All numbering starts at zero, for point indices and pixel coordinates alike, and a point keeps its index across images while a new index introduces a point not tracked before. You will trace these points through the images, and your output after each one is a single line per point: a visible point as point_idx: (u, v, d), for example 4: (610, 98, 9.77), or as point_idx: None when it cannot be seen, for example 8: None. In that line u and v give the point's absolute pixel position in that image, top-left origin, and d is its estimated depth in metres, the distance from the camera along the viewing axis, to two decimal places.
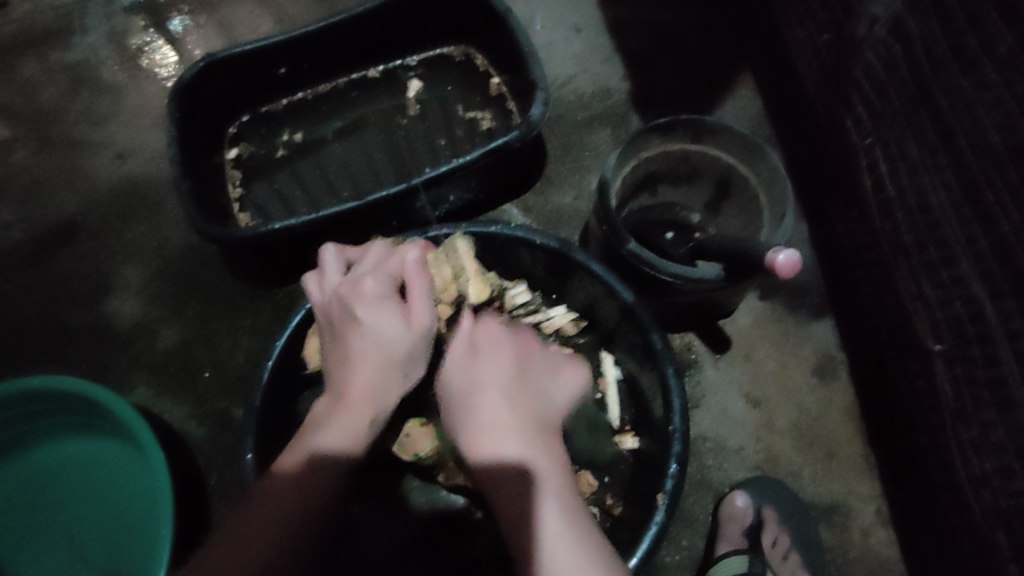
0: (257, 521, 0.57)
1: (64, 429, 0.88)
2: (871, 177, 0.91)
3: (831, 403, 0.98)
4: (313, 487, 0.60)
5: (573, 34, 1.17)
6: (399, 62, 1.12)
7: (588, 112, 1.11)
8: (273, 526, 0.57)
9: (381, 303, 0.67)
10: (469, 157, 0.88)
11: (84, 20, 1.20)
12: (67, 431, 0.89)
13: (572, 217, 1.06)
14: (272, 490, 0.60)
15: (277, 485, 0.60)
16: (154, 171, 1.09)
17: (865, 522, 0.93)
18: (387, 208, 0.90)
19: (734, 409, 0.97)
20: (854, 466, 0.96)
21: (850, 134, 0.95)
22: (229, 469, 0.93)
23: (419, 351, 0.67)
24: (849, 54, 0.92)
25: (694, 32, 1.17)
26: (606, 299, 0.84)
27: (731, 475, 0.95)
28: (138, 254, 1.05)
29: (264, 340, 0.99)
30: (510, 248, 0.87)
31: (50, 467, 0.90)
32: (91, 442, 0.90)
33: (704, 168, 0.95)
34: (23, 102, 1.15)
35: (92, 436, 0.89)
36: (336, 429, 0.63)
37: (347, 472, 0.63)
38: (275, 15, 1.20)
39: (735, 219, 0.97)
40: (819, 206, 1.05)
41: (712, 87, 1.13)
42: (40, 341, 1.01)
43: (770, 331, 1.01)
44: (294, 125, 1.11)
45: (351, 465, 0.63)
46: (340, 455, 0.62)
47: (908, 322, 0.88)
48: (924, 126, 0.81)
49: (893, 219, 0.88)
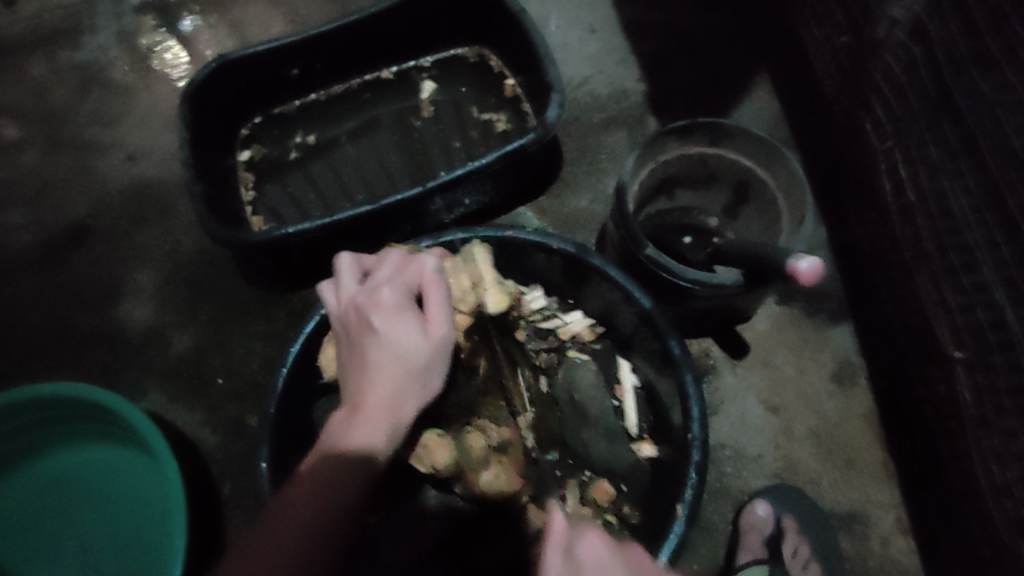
0: (273, 537, 0.58)
1: (75, 435, 0.88)
2: (893, 182, 0.90)
3: (851, 410, 0.97)
4: (329, 502, 0.60)
5: (588, 34, 1.16)
6: (413, 63, 1.11)
7: (604, 114, 1.10)
8: (287, 541, 0.57)
9: (399, 312, 0.66)
10: (485, 161, 0.86)
11: (94, 20, 1.19)
12: (79, 437, 0.88)
13: (589, 220, 1.04)
14: (288, 504, 0.60)
15: (293, 498, 0.60)
16: (165, 173, 1.08)
17: (885, 531, 0.92)
18: (403, 213, 0.89)
19: (753, 416, 0.96)
20: (874, 474, 0.94)
21: (871, 137, 0.93)
22: (244, 476, 0.92)
23: (437, 362, 0.66)
24: (867, 55, 0.90)
25: (710, 32, 1.15)
26: (624, 305, 0.83)
27: (750, 483, 0.94)
28: (149, 258, 1.04)
29: (278, 345, 0.98)
30: (526, 254, 0.86)
31: (61, 474, 0.89)
32: (103, 448, 0.89)
33: (723, 172, 0.94)
34: (32, 103, 1.14)
35: (105, 442, 0.89)
36: (356, 441, 0.62)
37: (364, 484, 0.63)
38: (287, 15, 1.18)
39: (755, 223, 0.96)
40: (839, 210, 1.04)
41: (729, 89, 1.12)
42: (51, 345, 1.00)
43: (788, 336, 1.00)
44: (310, 126, 1.09)
45: (369, 477, 0.62)
46: (358, 467, 0.61)
47: (928, 328, 0.87)
48: (946, 130, 0.79)
49: (916, 224, 0.87)
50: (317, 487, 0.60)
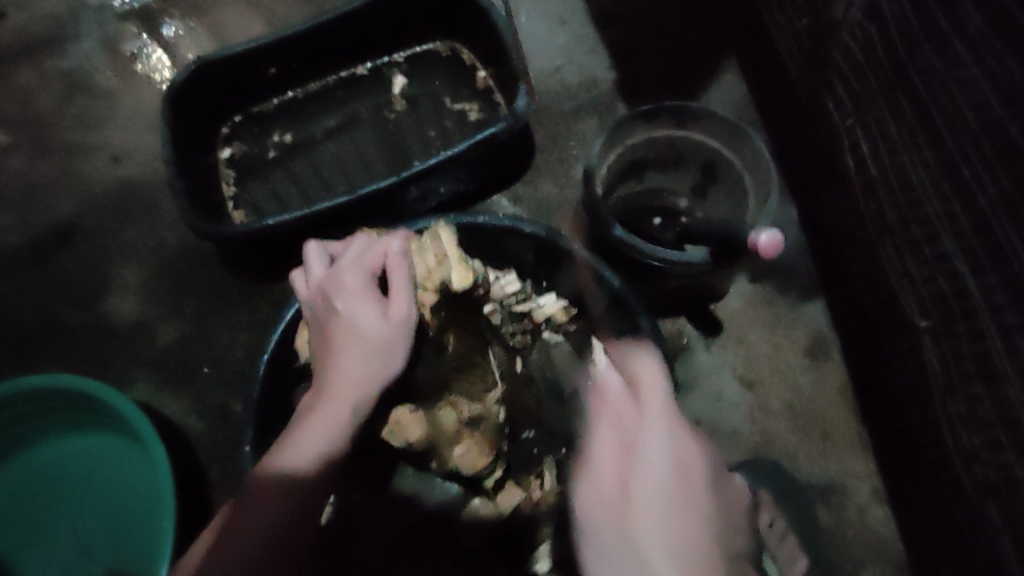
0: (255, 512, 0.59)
1: (44, 428, 0.89)
2: (854, 157, 0.92)
3: (823, 383, 0.99)
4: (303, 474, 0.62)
5: (558, 26, 1.18)
6: (386, 59, 1.13)
7: (574, 102, 1.12)
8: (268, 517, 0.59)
9: (361, 294, 0.68)
10: (457, 149, 0.89)
11: (78, 28, 1.21)
12: (48, 431, 0.90)
13: (562, 206, 1.06)
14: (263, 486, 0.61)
15: (266, 480, 0.61)
16: (149, 174, 1.11)
17: (861, 500, 0.94)
18: (379, 202, 0.92)
19: (728, 392, 0.98)
20: (849, 445, 0.96)
21: (832, 115, 0.95)
22: (230, 459, 0.94)
23: (401, 339, 0.68)
24: (827, 37, 0.92)
25: (677, 20, 1.17)
26: (596, 285, 0.85)
27: (727, 457, 0.95)
28: (134, 254, 1.06)
29: (261, 336, 1.01)
30: (499, 238, 0.89)
31: (29, 467, 0.90)
32: (70, 439, 0.91)
33: (691, 153, 0.96)
34: (20, 109, 1.16)
35: (70, 432, 0.91)
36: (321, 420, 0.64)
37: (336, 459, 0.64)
38: (264, 16, 1.21)
39: (723, 203, 0.98)
40: (807, 188, 1.06)
41: (697, 74, 1.14)
42: (39, 341, 1.02)
43: (761, 313, 1.01)
44: (286, 125, 1.11)
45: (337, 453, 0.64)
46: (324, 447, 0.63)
47: (896, 300, 0.89)
48: (901, 104, 0.81)
49: (877, 199, 0.88)
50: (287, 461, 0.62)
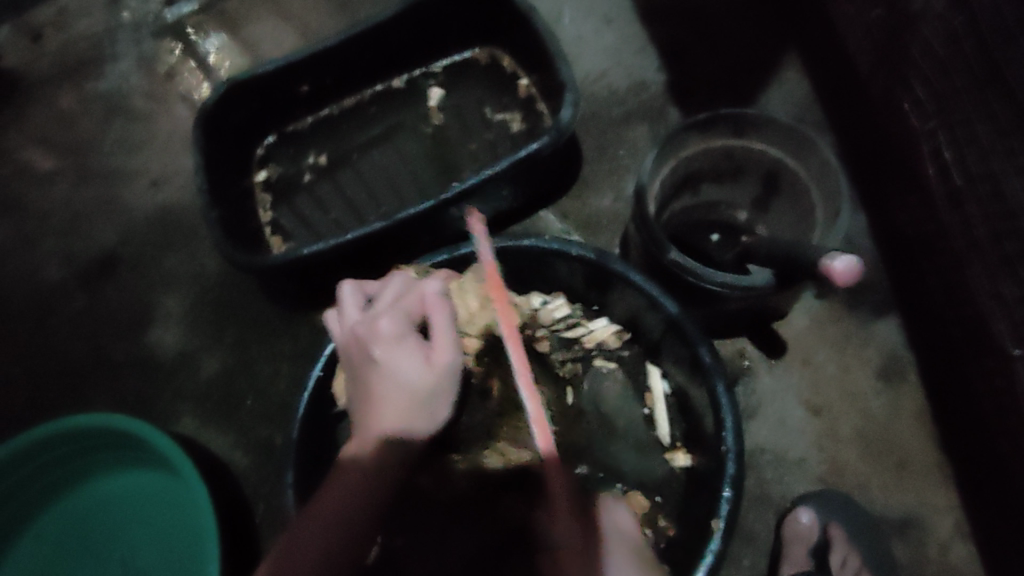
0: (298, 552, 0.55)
1: (92, 461, 0.89)
2: (935, 166, 0.83)
3: (899, 407, 0.91)
4: (343, 514, 0.57)
5: (603, 25, 1.11)
6: (422, 71, 1.09)
7: (622, 108, 1.06)
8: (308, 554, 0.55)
9: (399, 341, 0.62)
10: (498, 167, 0.84)
11: (115, 47, 1.19)
12: (100, 462, 0.90)
13: (611, 222, 1.00)
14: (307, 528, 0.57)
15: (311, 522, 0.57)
16: (188, 199, 1.09)
17: (942, 535, 0.87)
18: (419, 226, 0.88)
19: (793, 418, 0.91)
20: (926, 476, 0.89)
21: (908, 118, 0.86)
22: (275, 497, 0.93)
23: (444, 388, 0.63)
24: (906, 31, 0.84)
25: (731, 14, 1.09)
26: (650, 311, 0.79)
27: (792, 489, 0.89)
28: (177, 283, 1.05)
29: (303, 365, 0.99)
30: (544, 261, 0.83)
31: (83, 496, 0.91)
32: (121, 472, 0.91)
33: (751, 164, 0.88)
34: (60, 133, 1.16)
35: (122, 465, 0.90)
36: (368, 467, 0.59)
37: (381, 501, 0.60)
38: (298, 29, 1.18)
39: (786, 216, 0.91)
40: (877, 194, 0.97)
41: (755, 73, 1.06)
42: (87, 373, 1.02)
43: (828, 332, 0.94)
44: (321, 144, 1.07)
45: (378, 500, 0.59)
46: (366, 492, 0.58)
47: (983, 322, 0.80)
48: (992, 104, 0.73)
49: (964, 210, 0.80)
50: (334, 501, 0.58)
